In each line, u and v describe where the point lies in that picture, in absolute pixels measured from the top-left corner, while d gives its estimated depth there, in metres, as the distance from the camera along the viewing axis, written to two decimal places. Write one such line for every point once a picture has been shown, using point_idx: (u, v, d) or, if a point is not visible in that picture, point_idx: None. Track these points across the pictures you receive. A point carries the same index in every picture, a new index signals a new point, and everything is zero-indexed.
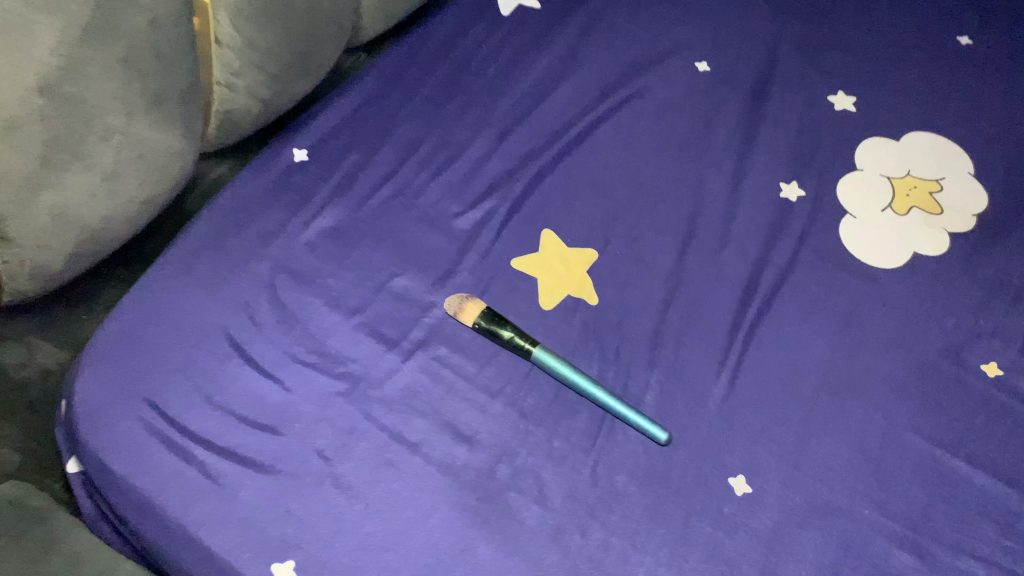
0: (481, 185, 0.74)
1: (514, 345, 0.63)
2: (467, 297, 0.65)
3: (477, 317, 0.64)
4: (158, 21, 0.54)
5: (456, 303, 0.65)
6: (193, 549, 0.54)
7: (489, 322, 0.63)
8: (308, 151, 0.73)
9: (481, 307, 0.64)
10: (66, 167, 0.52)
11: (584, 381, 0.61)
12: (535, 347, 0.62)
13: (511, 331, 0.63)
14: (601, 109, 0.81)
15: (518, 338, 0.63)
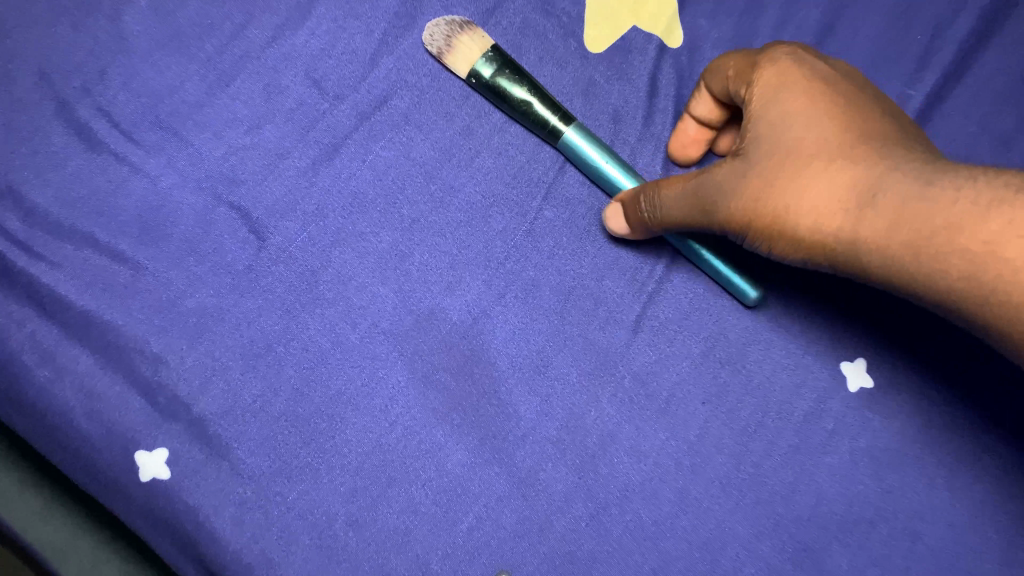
0: None
1: (534, 117, 0.38)
2: (464, 26, 0.39)
3: (477, 64, 0.38)
4: None
5: (446, 32, 0.39)
6: (17, 414, 0.36)
7: (496, 74, 0.38)
8: None
9: (485, 45, 0.39)
10: None
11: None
12: (567, 126, 0.38)
13: (531, 93, 0.38)
14: None
15: (542, 106, 0.38)
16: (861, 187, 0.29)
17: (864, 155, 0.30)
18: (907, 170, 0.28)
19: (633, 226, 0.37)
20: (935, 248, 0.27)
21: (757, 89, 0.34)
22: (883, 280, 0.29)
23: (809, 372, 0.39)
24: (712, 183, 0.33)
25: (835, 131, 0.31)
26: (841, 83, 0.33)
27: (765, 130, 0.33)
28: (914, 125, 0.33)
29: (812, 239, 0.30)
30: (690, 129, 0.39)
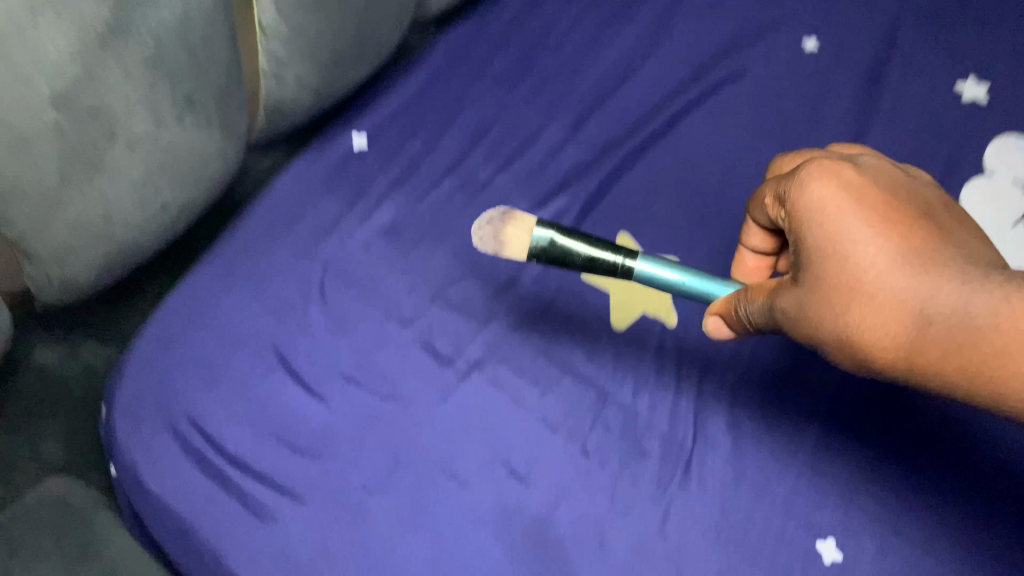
0: (553, 179, 0.68)
1: (599, 263, 0.43)
2: (503, 216, 0.44)
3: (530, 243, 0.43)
4: (192, 17, 0.42)
5: (491, 238, 0.44)
6: None
7: (554, 237, 0.42)
8: (367, 137, 0.68)
9: (528, 227, 0.43)
10: (88, 183, 0.42)
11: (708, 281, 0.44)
12: (635, 259, 0.43)
13: (588, 243, 0.42)
14: (693, 96, 0.74)
15: (607, 257, 0.43)
16: (912, 311, 0.34)
17: (909, 279, 0.35)
18: (949, 296, 0.34)
19: (734, 329, 0.44)
20: (974, 369, 0.33)
21: (800, 211, 0.39)
22: (936, 392, 0.35)
23: (789, 543, 0.55)
24: (781, 307, 0.39)
25: (887, 252, 0.35)
26: (878, 198, 0.37)
27: (813, 258, 0.38)
28: (944, 214, 0.38)
29: (869, 355, 0.36)
30: (745, 262, 0.52)
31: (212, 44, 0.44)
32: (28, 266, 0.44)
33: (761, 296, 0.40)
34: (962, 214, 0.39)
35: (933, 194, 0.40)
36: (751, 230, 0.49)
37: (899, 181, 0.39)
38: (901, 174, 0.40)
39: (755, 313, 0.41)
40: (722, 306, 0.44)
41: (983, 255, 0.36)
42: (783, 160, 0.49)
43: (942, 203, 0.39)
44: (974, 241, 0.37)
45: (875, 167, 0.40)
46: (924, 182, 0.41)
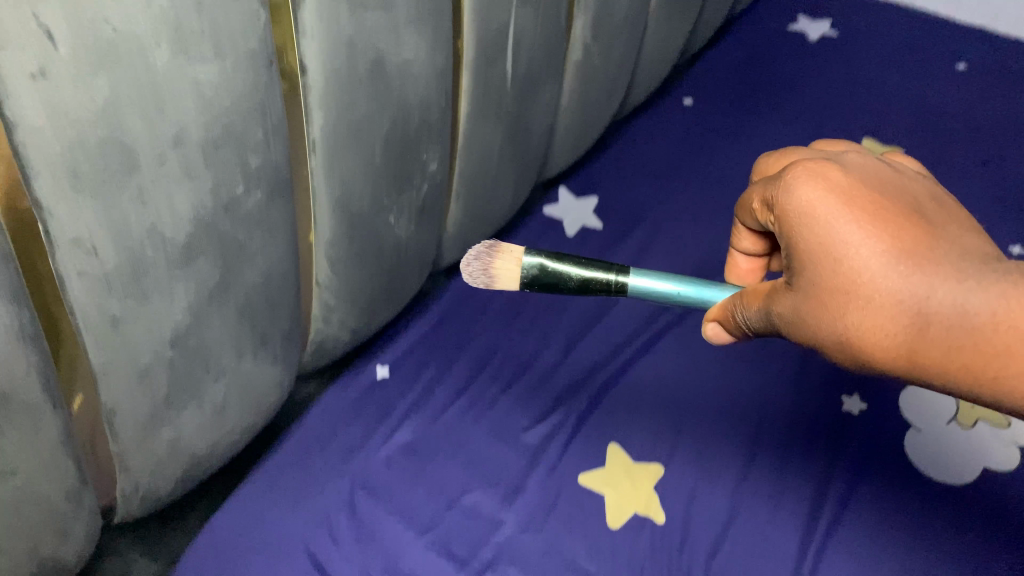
0: (549, 397, 0.79)
1: (591, 282, 0.54)
2: (489, 250, 0.55)
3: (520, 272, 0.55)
4: (273, 277, 0.55)
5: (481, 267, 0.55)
6: None
7: (541, 263, 0.54)
8: (388, 368, 0.80)
9: (514, 257, 0.55)
10: (182, 405, 0.52)
11: (699, 287, 0.53)
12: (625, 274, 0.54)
13: (577, 266, 0.54)
14: (665, 322, 0.87)
15: (598, 276, 0.54)
16: (911, 312, 0.39)
17: (905, 281, 0.39)
18: (948, 297, 0.38)
19: (731, 332, 0.51)
20: (973, 365, 0.38)
21: (794, 212, 0.43)
22: (935, 385, 0.40)
23: None
24: (780, 311, 0.44)
25: (884, 250, 0.40)
26: (865, 197, 0.41)
27: (812, 261, 0.42)
28: (928, 205, 0.42)
29: (871, 355, 0.41)
30: (739, 266, 0.59)
31: (285, 296, 0.57)
32: (123, 484, 0.53)
33: (759, 305, 0.46)
34: (948, 203, 0.44)
35: (917, 187, 0.44)
36: (741, 236, 0.56)
37: (882, 176, 0.43)
38: (884, 170, 0.44)
39: (754, 316, 0.47)
40: (718, 313, 0.51)
41: (975, 249, 0.40)
42: (768, 158, 0.54)
43: (927, 195, 0.43)
44: (961, 232, 0.41)
45: (860, 166, 0.44)
46: (910, 175, 0.45)
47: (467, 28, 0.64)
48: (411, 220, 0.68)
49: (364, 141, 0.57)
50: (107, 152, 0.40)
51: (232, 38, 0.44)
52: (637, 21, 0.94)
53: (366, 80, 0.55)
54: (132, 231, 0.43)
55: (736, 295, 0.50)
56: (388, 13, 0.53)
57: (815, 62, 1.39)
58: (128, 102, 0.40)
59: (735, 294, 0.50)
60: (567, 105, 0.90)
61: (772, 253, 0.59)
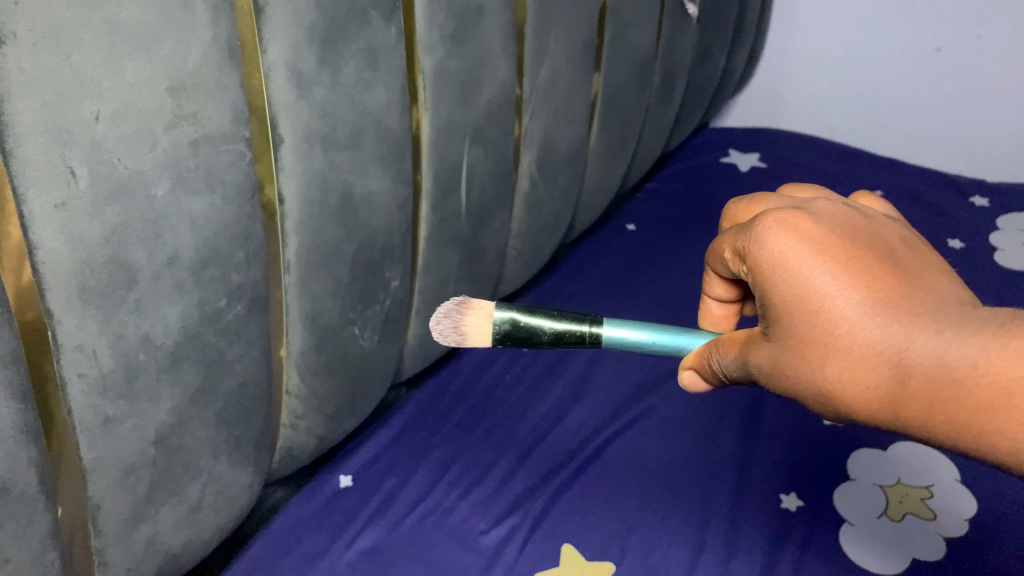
0: (506, 501, 0.83)
1: (566, 333, 0.60)
2: (459, 308, 0.61)
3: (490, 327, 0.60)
4: (249, 383, 0.61)
5: (449, 325, 0.62)
6: None
7: (512, 318, 0.60)
8: (351, 477, 0.85)
9: (484, 314, 0.60)
10: (161, 503, 0.57)
11: (670, 337, 0.59)
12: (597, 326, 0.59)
13: (550, 319, 0.60)
14: (614, 428, 0.92)
15: (572, 326, 0.60)
16: (889, 362, 0.45)
17: (880, 331, 0.45)
18: (925, 348, 0.44)
19: (707, 378, 0.58)
20: (950, 417, 0.43)
21: (772, 263, 0.49)
22: (914, 435, 0.45)
23: None
24: (763, 358, 0.51)
25: (860, 303, 0.46)
26: (836, 247, 0.48)
27: (792, 310, 0.48)
28: (902, 254, 0.48)
29: (852, 402, 0.47)
30: (712, 312, 0.67)
31: (259, 403, 0.63)
32: None
33: (739, 352, 0.53)
34: (919, 247, 0.50)
35: (886, 233, 0.50)
36: (713, 284, 0.64)
37: (851, 223, 0.50)
38: (854, 216, 0.51)
39: (735, 361, 0.54)
40: (694, 361, 0.59)
41: (947, 296, 0.46)
42: (739, 203, 0.61)
43: (898, 240, 0.49)
44: (932, 278, 0.47)
45: (829, 215, 0.50)
46: (879, 220, 0.51)
47: (424, 165, 0.73)
48: (374, 335, 0.75)
49: (333, 263, 0.65)
50: (112, 270, 0.46)
51: (221, 174, 0.52)
52: (578, 158, 1.05)
53: (336, 210, 0.62)
54: (127, 339, 0.49)
55: (711, 343, 0.57)
56: (355, 153, 0.62)
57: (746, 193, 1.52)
58: (132, 227, 0.47)
59: (710, 343, 0.58)
60: (516, 232, 1.00)
61: (743, 300, 0.67)
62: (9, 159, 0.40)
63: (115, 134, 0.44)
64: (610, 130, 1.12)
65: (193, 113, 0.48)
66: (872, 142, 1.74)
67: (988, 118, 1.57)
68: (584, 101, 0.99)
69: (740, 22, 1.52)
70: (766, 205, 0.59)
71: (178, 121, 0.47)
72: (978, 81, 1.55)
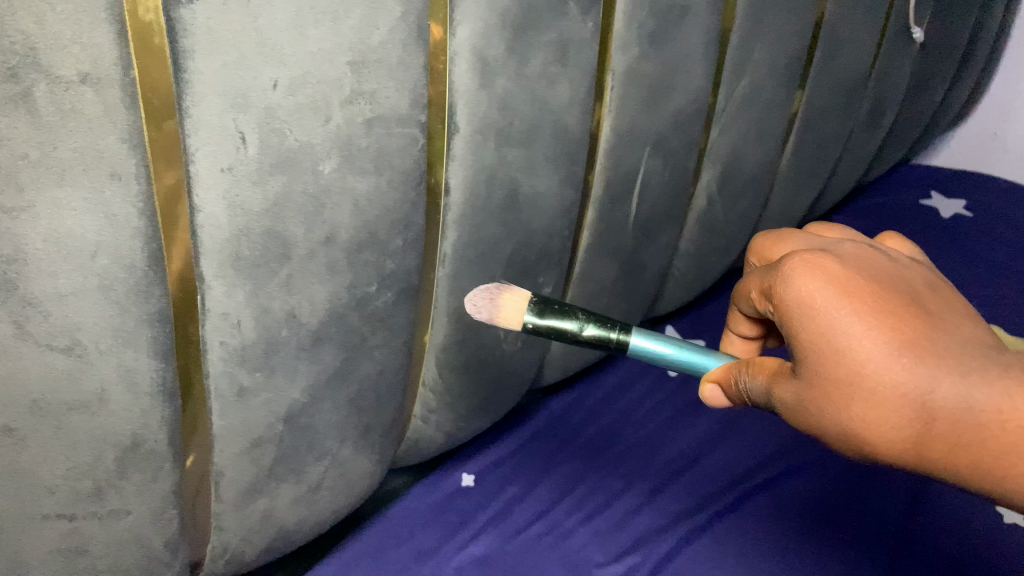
0: (628, 537, 0.78)
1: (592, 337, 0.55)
2: (499, 286, 0.56)
3: (525, 311, 0.54)
4: (386, 371, 0.59)
5: (484, 299, 0.56)
6: None
7: (543, 315, 0.54)
8: (474, 477, 0.82)
9: (521, 296, 0.55)
10: (281, 479, 0.56)
11: (696, 356, 0.56)
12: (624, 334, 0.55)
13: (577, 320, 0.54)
14: (757, 479, 0.84)
15: (597, 329, 0.55)
16: (914, 404, 0.40)
17: (907, 375, 0.40)
18: (951, 391, 0.40)
19: (732, 394, 0.52)
20: (975, 460, 0.40)
21: (793, 299, 0.44)
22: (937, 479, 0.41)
23: None
24: (782, 394, 0.46)
25: (885, 346, 0.41)
26: (863, 289, 0.43)
27: (813, 350, 0.43)
28: (926, 293, 0.44)
29: (873, 444, 0.42)
30: (733, 344, 0.60)
31: (392, 393, 0.61)
32: (213, 543, 0.56)
33: (763, 377, 0.48)
34: (941, 290, 0.46)
35: (909, 274, 0.46)
36: (737, 319, 0.58)
37: (876, 266, 0.45)
38: (878, 257, 0.46)
39: (755, 387, 0.49)
40: (722, 375, 0.53)
41: (971, 338, 0.42)
42: (766, 238, 0.55)
43: (921, 283, 0.45)
44: (956, 320, 0.43)
45: (855, 257, 0.46)
46: (902, 262, 0.47)
47: (596, 170, 0.69)
48: (518, 340, 0.71)
49: (488, 261, 0.62)
50: (267, 242, 0.45)
51: (390, 156, 0.49)
52: (763, 182, 0.97)
53: (499, 207, 0.59)
54: (273, 313, 0.48)
55: (742, 361, 0.51)
56: (528, 151, 0.58)
57: (945, 242, 1.37)
58: (294, 202, 0.45)
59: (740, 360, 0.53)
60: (682, 251, 0.93)
61: (767, 336, 0.60)
62: (184, 117, 0.40)
63: (290, 104, 0.43)
64: (803, 155, 1.03)
65: (371, 91, 0.46)
66: None
67: None
68: (779, 122, 0.91)
69: (968, 54, 1.37)
70: (792, 242, 0.53)
71: (355, 97, 0.45)
72: None
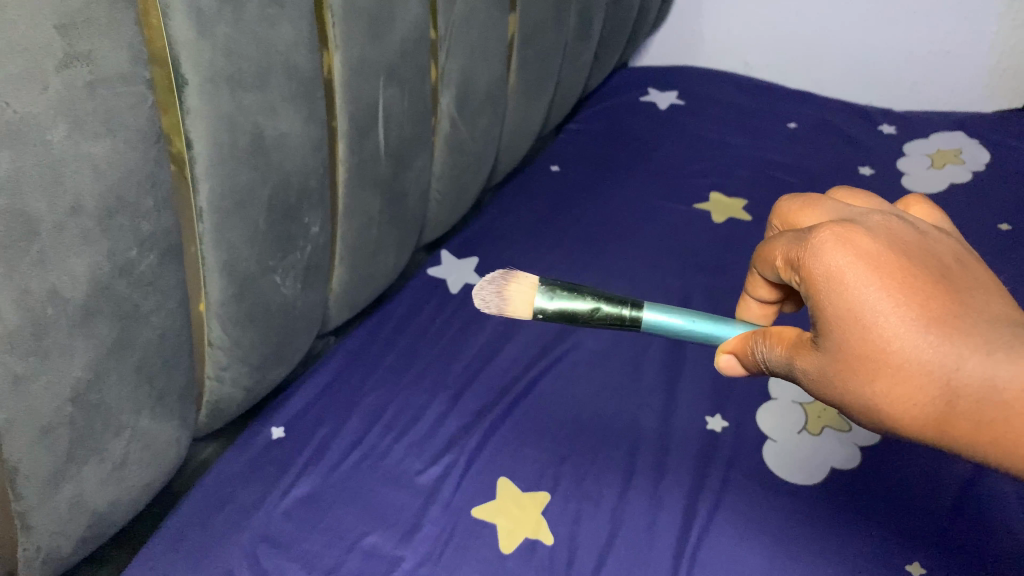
0: (440, 442, 0.83)
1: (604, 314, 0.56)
2: (504, 275, 0.59)
3: (535, 297, 0.57)
4: (167, 334, 0.59)
5: (489, 294, 0.58)
6: None
7: (553, 297, 0.57)
8: (283, 428, 0.84)
9: (529, 283, 0.58)
10: (83, 462, 0.55)
11: (708, 324, 0.56)
12: (635, 307, 0.56)
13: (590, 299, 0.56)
14: (543, 363, 0.93)
15: (610, 306, 0.56)
16: (939, 381, 0.42)
17: (933, 352, 0.42)
18: (975, 368, 0.41)
19: (746, 365, 0.54)
20: (998, 438, 0.41)
21: (820, 273, 0.46)
22: (962, 457, 0.43)
23: None
24: (807, 365, 0.48)
25: (912, 323, 0.43)
26: (894, 265, 0.45)
27: (840, 325, 0.45)
28: (955, 273, 0.45)
29: (899, 420, 0.44)
30: (751, 309, 0.62)
31: (179, 356, 0.61)
32: (23, 547, 0.55)
33: (785, 350, 0.49)
34: (970, 265, 0.47)
35: (938, 250, 0.47)
36: (756, 282, 0.60)
37: (907, 239, 0.47)
38: (907, 232, 0.48)
39: (772, 357, 0.51)
40: (737, 345, 0.54)
41: (1001, 318, 0.43)
42: (792, 205, 0.55)
43: (951, 259, 0.47)
44: (985, 298, 0.44)
45: (885, 230, 0.47)
46: (932, 236, 0.49)
47: (337, 108, 0.71)
48: (296, 283, 0.74)
49: (247, 209, 0.63)
50: (9, 220, 0.44)
51: (122, 116, 0.49)
52: (497, 99, 1.04)
53: (246, 153, 0.60)
54: (33, 293, 0.47)
55: (756, 331, 0.53)
56: (263, 94, 0.60)
57: (665, 131, 1.54)
58: (29, 175, 0.44)
59: (753, 330, 0.53)
60: (438, 176, 0.99)
61: (783, 300, 0.62)
62: None
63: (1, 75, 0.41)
64: (528, 71, 1.11)
65: (87, 52, 0.46)
66: (788, 77, 1.78)
67: (892, 45, 1.62)
68: (499, 40, 0.98)
69: None
70: (820, 213, 0.54)
71: (71, 61, 0.45)
72: (881, 15, 1.59)
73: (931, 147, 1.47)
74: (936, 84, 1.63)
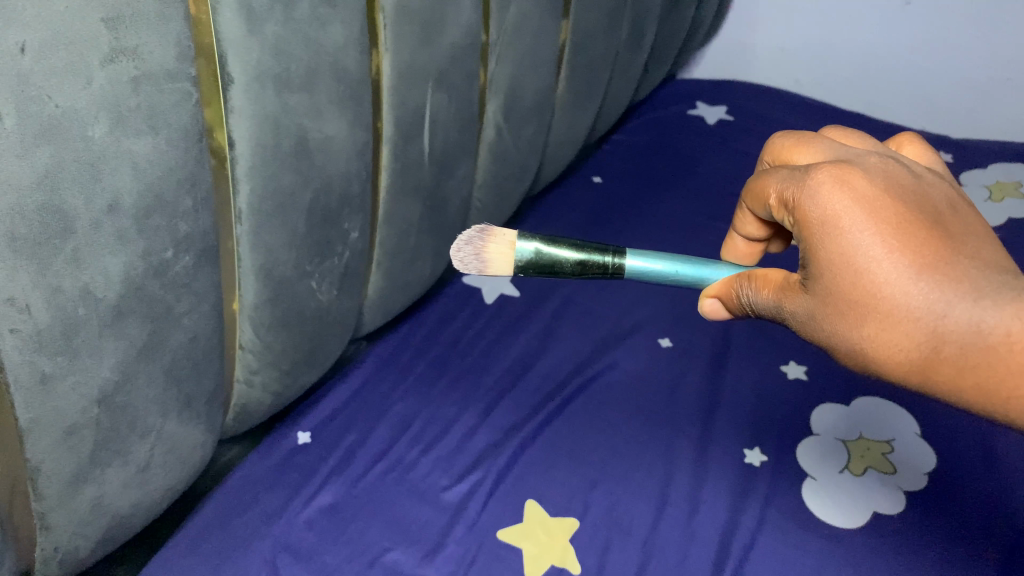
0: (468, 458, 0.81)
1: (590, 262, 0.57)
2: (481, 235, 0.59)
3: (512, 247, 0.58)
4: (199, 336, 0.58)
5: (465, 252, 0.59)
6: None
7: (536, 246, 0.57)
8: (310, 433, 0.83)
9: (506, 239, 0.59)
10: (107, 463, 0.54)
11: (694, 267, 0.57)
12: (620, 253, 0.57)
13: (573, 249, 0.57)
14: (577, 382, 0.91)
15: (595, 255, 0.57)
16: (926, 328, 0.44)
17: (922, 298, 0.43)
18: (962, 315, 0.43)
19: (731, 308, 0.56)
20: (981, 381, 0.43)
21: (816, 217, 0.47)
22: (942, 398, 0.45)
23: None
24: (797, 307, 0.50)
25: (903, 270, 0.44)
26: (888, 209, 0.46)
27: (832, 269, 0.46)
28: (949, 218, 0.46)
29: (885, 363, 0.46)
30: (737, 247, 0.63)
31: (209, 359, 0.60)
32: (42, 546, 0.54)
33: (773, 291, 0.51)
34: (964, 210, 0.48)
35: (933, 195, 0.48)
36: (745, 219, 0.60)
37: (903, 182, 0.48)
38: (904, 175, 0.48)
39: (759, 299, 0.53)
40: (721, 290, 0.56)
41: (992, 264, 0.44)
42: (784, 139, 0.56)
43: (946, 203, 0.48)
44: (977, 243, 0.46)
45: (883, 173, 0.48)
46: (927, 178, 0.49)
47: (383, 111, 0.70)
48: (332, 288, 0.72)
49: (287, 212, 0.61)
50: (44, 217, 0.43)
51: (165, 113, 0.48)
52: (544, 107, 1.02)
53: (289, 155, 0.59)
54: (64, 292, 0.46)
55: (741, 274, 0.55)
56: (310, 95, 0.58)
57: (712, 147, 1.50)
58: (67, 171, 0.43)
59: (739, 274, 0.55)
60: (480, 183, 0.97)
61: (769, 239, 0.63)
62: None
63: (44, 68, 0.40)
64: (577, 80, 1.09)
65: (133, 47, 0.44)
66: (842, 97, 1.73)
67: (954, 70, 1.57)
68: (550, 47, 0.96)
69: None
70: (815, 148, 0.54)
71: (116, 55, 0.43)
72: (942, 37, 1.54)
73: (989, 179, 1.42)
74: (996, 111, 1.58)
